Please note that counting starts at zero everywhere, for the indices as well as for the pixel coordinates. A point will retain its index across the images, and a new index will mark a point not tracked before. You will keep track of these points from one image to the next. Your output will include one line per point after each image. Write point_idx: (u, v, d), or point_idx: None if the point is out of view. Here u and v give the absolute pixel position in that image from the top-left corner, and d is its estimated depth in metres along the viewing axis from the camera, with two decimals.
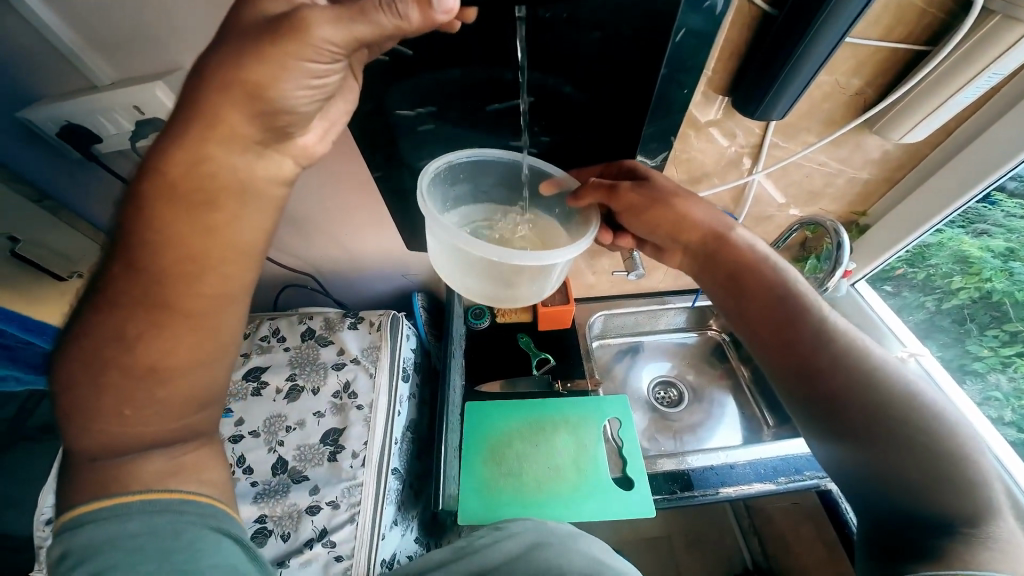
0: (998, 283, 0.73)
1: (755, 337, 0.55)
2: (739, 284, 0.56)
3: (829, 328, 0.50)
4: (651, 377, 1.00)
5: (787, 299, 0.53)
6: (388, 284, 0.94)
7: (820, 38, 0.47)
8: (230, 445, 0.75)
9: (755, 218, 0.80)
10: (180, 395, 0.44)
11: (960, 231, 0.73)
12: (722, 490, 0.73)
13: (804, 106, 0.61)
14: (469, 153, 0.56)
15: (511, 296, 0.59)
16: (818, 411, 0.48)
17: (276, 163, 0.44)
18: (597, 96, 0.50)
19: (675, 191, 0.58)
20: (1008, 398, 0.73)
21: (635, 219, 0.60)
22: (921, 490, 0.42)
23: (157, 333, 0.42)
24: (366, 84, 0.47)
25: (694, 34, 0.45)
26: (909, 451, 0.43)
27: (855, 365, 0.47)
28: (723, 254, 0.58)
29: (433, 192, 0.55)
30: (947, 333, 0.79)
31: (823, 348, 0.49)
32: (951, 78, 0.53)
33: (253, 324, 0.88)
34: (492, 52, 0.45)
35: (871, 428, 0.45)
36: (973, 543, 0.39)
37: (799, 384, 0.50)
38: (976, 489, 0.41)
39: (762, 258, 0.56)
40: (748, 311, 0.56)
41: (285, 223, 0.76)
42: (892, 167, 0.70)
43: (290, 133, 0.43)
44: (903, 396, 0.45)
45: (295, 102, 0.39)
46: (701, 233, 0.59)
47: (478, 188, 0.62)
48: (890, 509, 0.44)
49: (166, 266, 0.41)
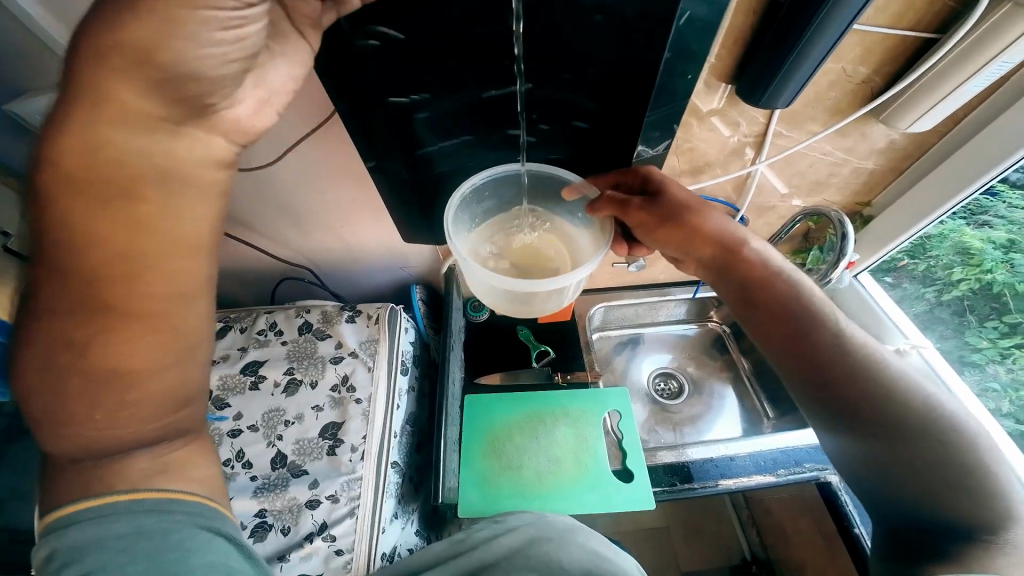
0: (998, 274, 0.73)
1: (769, 346, 0.54)
2: (751, 296, 0.55)
3: (844, 337, 0.50)
4: (652, 368, 1.00)
5: (800, 310, 0.52)
6: (385, 276, 0.93)
7: (828, 22, 0.45)
8: (229, 439, 0.74)
9: (758, 209, 0.79)
10: (156, 393, 0.43)
11: (962, 223, 0.72)
12: (722, 482, 0.73)
13: (808, 95, 0.59)
14: (488, 172, 0.60)
15: (528, 311, 0.59)
16: (834, 417, 0.48)
17: (202, 144, 0.41)
18: (593, 83, 0.49)
19: (688, 204, 0.58)
20: (1006, 389, 0.73)
21: (647, 234, 0.60)
22: (941, 496, 0.42)
23: (109, 336, 0.40)
24: (348, 67, 0.44)
25: (697, 21, 0.43)
26: (925, 458, 0.43)
27: (870, 375, 0.47)
28: (734, 264, 0.56)
29: (459, 216, 0.60)
30: (948, 325, 0.79)
31: (840, 358, 0.48)
32: (959, 66, 0.51)
33: (249, 317, 0.86)
34: (486, 38, 0.43)
35: (890, 436, 0.45)
36: (992, 550, 0.39)
37: (816, 394, 0.49)
38: (998, 499, 0.41)
39: (776, 270, 0.55)
40: (760, 323, 0.55)
41: (279, 214, 0.76)
42: (897, 157, 0.68)
43: (212, 101, 0.39)
44: (918, 406, 0.45)
45: (204, 61, 0.36)
46: (712, 243, 0.57)
47: (503, 201, 0.65)
48: (908, 516, 0.44)
49: (102, 267, 0.38)
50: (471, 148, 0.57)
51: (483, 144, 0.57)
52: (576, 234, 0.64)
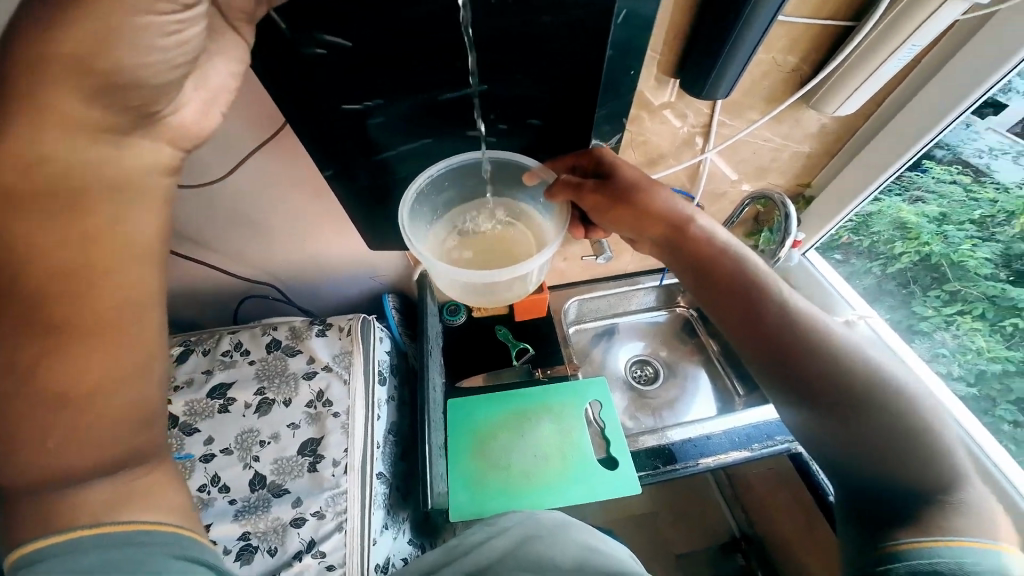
0: (935, 246, 0.79)
1: (726, 322, 0.57)
2: (703, 271, 0.58)
3: (791, 309, 0.53)
4: (628, 357, 1.03)
5: (750, 286, 0.55)
6: (356, 287, 0.92)
7: (757, 15, 0.49)
8: (202, 465, 0.72)
9: (712, 195, 0.84)
10: (115, 411, 0.41)
11: (897, 199, 0.78)
12: (702, 461, 0.77)
13: (746, 85, 0.63)
14: (445, 163, 0.59)
15: (490, 300, 0.60)
16: (794, 390, 0.51)
17: (149, 151, 0.41)
18: (545, 82, 0.50)
19: (640, 184, 0.60)
20: (954, 354, 0.78)
21: (601, 216, 0.62)
22: (897, 462, 0.46)
23: (60, 354, 0.38)
24: (291, 68, 0.44)
25: (634, 17, 0.46)
26: (878, 424, 0.47)
27: (821, 347, 0.50)
28: (684, 242, 0.59)
29: (419, 208, 0.60)
30: (895, 296, 0.85)
31: (791, 330, 0.52)
32: (874, 51, 0.56)
33: (212, 338, 0.83)
34: (434, 43, 0.44)
35: (845, 405, 0.48)
36: (948, 509, 0.43)
37: (774, 366, 0.52)
38: (943, 456, 0.45)
39: (723, 246, 0.58)
40: (715, 299, 0.58)
41: (238, 229, 0.74)
42: (831, 139, 0.74)
43: (156, 109, 0.40)
44: (866, 373, 0.49)
45: (151, 68, 0.37)
46: (665, 224, 0.60)
47: (466, 190, 0.65)
48: (869, 485, 0.47)
49: (47, 283, 0.36)
50: (432, 149, 0.58)
51: (448, 141, 0.57)
52: (540, 211, 0.63)
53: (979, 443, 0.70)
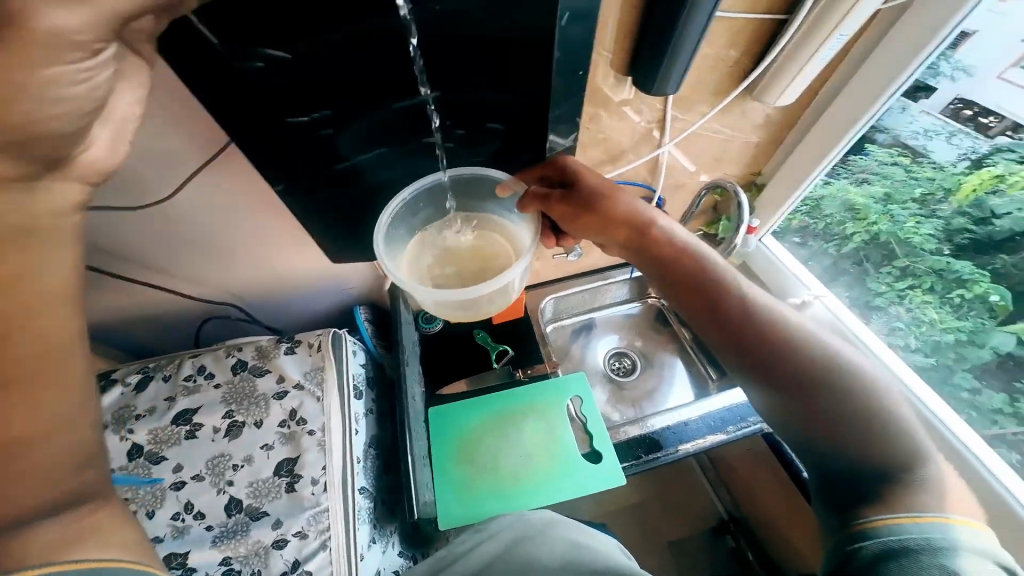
0: (883, 224, 0.84)
1: (693, 319, 0.58)
2: (667, 271, 0.60)
3: (751, 302, 0.54)
4: (606, 350, 1.04)
5: (711, 282, 0.57)
6: (325, 301, 0.90)
7: (698, 12, 0.50)
8: (173, 493, 0.69)
9: (672, 187, 0.86)
10: (50, 466, 0.39)
11: (845, 181, 0.83)
12: (682, 447, 0.79)
13: (693, 80, 0.66)
14: (416, 185, 0.61)
15: (467, 315, 0.61)
16: (759, 380, 0.53)
17: (59, 191, 0.39)
18: (496, 86, 0.50)
19: (602, 190, 0.61)
20: (909, 327, 0.83)
21: (570, 223, 0.63)
22: (859, 445, 0.47)
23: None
24: (230, 84, 0.42)
25: (577, 18, 0.46)
26: (838, 410, 0.48)
27: (780, 337, 0.52)
28: (646, 243, 0.61)
29: (395, 230, 0.62)
30: (851, 274, 0.91)
31: (752, 323, 0.53)
32: (806, 43, 0.59)
33: (171, 364, 0.79)
34: (372, 53, 0.43)
35: (806, 393, 0.50)
36: (912, 487, 0.44)
37: (739, 359, 0.54)
38: (903, 438, 0.46)
39: (683, 245, 0.60)
40: (681, 298, 0.59)
41: (192, 250, 0.71)
42: (776, 128, 0.77)
43: (66, 153, 0.37)
44: (824, 360, 0.50)
45: (53, 117, 0.34)
46: (627, 227, 0.61)
47: (441, 207, 0.66)
48: (836, 468, 0.48)
49: None
50: (384, 160, 0.56)
51: (400, 156, 0.56)
52: (513, 222, 0.64)
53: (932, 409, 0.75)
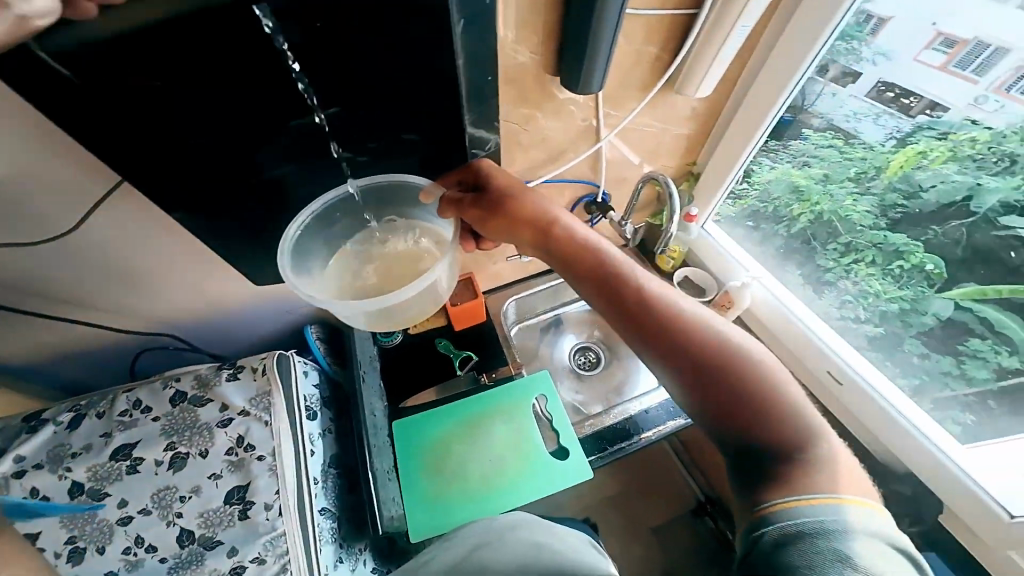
0: (824, 205, 0.86)
1: (604, 315, 0.59)
2: (579, 270, 0.60)
3: (655, 295, 0.56)
4: (572, 346, 1.05)
5: (619, 278, 0.58)
6: (271, 321, 0.88)
7: (605, 9, 0.51)
8: (122, 528, 0.66)
9: (614, 181, 0.88)
10: None
11: (789, 164, 0.86)
12: (645, 436, 0.81)
13: (616, 76, 0.67)
14: (330, 196, 0.59)
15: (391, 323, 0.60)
16: (665, 372, 0.54)
17: None
18: (397, 96, 0.49)
19: (512, 193, 0.62)
20: (859, 299, 0.87)
21: (483, 227, 0.63)
22: (755, 427, 0.48)
23: None
24: (99, 114, 0.40)
25: (478, 21, 0.46)
26: (735, 394, 0.50)
27: (682, 327, 0.53)
28: (558, 243, 0.61)
29: (304, 243, 0.61)
30: (801, 253, 0.94)
31: (656, 316, 0.54)
32: (716, 35, 0.61)
33: (105, 399, 0.74)
34: (258, 71, 0.41)
35: (707, 380, 0.51)
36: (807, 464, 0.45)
37: (646, 352, 0.55)
38: (796, 417, 0.48)
39: (593, 244, 0.61)
40: (593, 295, 0.60)
41: (114, 280, 0.68)
42: (704, 118, 0.79)
43: None
44: (722, 347, 0.52)
45: None
46: (539, 228, 0.62)
47: (361, 219, 0.65)
48: (739, 452, 0.49)
49: None
50: (301, 175, 0.55)
51: (310, 170, 0.55)
52: (443, 227, 0.65)
53: (869, 377, 0.81)
